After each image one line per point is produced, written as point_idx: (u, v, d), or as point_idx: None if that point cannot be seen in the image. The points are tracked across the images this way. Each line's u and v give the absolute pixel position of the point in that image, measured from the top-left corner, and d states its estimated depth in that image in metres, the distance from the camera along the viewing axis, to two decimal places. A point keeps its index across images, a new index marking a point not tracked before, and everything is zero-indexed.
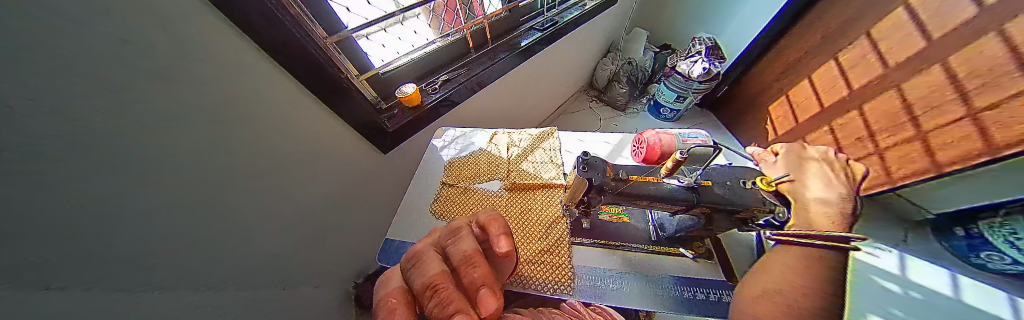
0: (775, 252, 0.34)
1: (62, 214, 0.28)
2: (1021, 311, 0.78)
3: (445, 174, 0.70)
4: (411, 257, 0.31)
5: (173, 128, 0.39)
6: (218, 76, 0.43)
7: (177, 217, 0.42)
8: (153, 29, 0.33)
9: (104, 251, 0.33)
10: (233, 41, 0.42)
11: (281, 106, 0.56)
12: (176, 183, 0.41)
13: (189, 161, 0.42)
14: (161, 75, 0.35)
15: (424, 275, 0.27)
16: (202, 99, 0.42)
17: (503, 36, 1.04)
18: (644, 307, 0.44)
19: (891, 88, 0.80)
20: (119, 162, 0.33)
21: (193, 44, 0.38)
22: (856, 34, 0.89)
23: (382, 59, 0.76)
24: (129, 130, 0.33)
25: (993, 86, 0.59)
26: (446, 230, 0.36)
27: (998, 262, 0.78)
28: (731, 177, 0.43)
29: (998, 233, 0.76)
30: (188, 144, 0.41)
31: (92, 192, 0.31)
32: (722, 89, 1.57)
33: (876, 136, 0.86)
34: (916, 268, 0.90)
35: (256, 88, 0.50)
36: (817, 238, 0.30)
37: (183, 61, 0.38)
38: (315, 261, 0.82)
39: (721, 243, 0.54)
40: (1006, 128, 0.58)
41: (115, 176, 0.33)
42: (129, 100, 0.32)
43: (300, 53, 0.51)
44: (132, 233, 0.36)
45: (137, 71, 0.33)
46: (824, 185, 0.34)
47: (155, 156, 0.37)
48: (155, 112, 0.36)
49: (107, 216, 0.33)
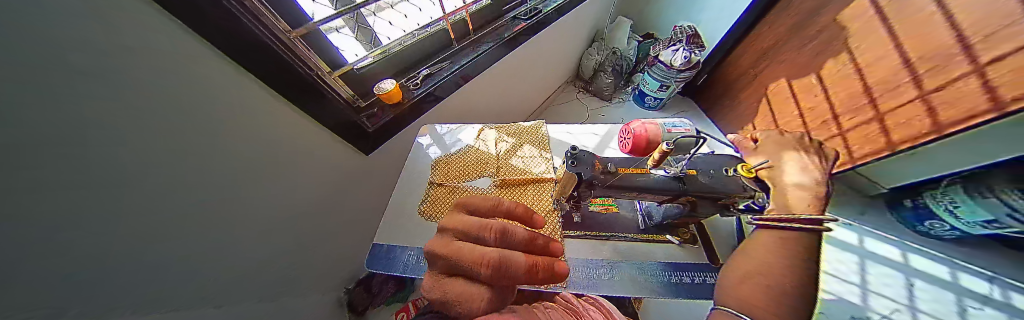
0: (756, 236, 0.34)
1: (39, 229, 0.26)
2: (954, 270, 0.92)
3: (432, 173, 0.68)
4: (490, 269, 0.21)
5: (144, 139, 0.35)
6: (189, 90, 0.39)
7: (148, 234, 0.39)
8: (130, 53, 0.30)
9: (68, 275, 0.30)
10: (207, 55, 0.39)
11: (260, 114, 0.52)
12: (154, 190, 0.38)
13: (165, 169, 0.39)
14: (129, 86, 0.31)
15: (526, 267, 0.21)
16: (173, 110, 0.37)
17: (486, 27, 1.01)
18: (634, 294, 0.45)
19: (853, 74, 0.86)
20: (90, 169, 0.30)
21: (175, 62, 0.36)
22: (824, 20, 0.92)
23: (357, 53, 0.69)
24: (102, 139, 0.30)
25: (941, 69, 0.65)
26: (475, 226, 0.25)
27: (939, 229, 0.92)
28: (715, 166, 0.45)
29: (936, 200, 0.88)
30: (167, 146, 0.38)
31: (66, 203, 0.28)
32: (702, 78, 1.60)
33: (840, 117, 0.92)
34: (873, 238, 1.01)
35: (233, 98, 0.46)
36: (796, 222, 0.31)
37: (145, 68, 0.32)
38: (301, 269, 0.78)
39: (704, 227, 0.56)
40: (951, 108, 0.64)
41: (87, 195, 0.30)
42: (105, 107, 0.29)
43: (276, 60, 0.48)
44: (101, 252, 0.33)
45: (103, 85, 0.29)
46: (800, 170, 0.35)
47: (122, 171, 0.33)
48: (127, 123, 0.32)
49: (76, 240, 0.30)
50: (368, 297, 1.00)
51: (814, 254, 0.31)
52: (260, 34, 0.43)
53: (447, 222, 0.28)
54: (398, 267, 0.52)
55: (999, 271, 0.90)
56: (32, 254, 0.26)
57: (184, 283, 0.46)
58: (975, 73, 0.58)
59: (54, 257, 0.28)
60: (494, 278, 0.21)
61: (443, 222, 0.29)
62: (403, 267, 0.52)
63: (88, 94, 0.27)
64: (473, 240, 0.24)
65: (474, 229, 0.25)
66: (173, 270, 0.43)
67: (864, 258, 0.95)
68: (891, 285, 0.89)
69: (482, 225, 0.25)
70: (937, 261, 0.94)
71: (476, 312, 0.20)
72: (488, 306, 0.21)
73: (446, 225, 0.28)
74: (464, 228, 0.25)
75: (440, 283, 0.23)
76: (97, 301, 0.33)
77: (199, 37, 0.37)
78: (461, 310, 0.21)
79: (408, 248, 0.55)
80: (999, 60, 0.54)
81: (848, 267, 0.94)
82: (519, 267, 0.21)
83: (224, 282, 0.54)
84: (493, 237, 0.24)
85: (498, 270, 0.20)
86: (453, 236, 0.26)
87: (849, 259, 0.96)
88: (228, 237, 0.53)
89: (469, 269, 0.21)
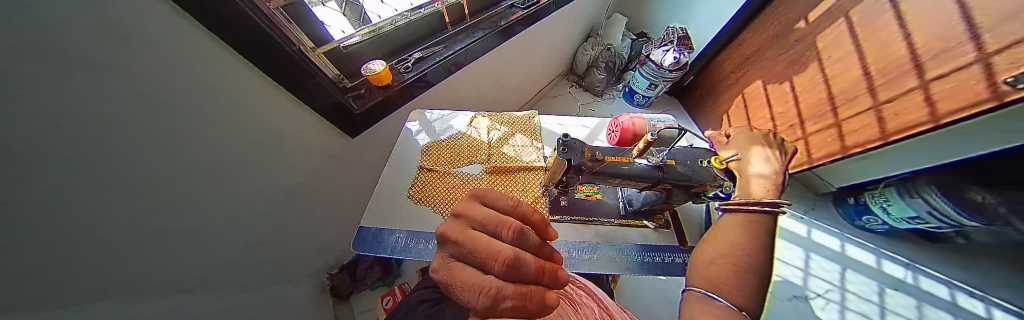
0: (725, 220, 0.37)
1: (18, 206, 0.25)
2: (885, 259, 1.08)
3: (422, 159, 0.67)
4: (507, 265, 0.21)
5: (121, 115, 0.33)
6: (163, 65, 0.36)
7: (129, 217, 0.37)
8: (88, 18, 0.27)
9: (47, 260, 0.28)
10: (180, 26, 0.36)
11: (241, 94, 0.49)
12: (135, 171, 0.36)
13: (141, 145, 0.36)
14: (92, 56, 0.28)
15: (538, 268, 0.22)
16: (147, 87, 0.35)
17: (482, 13, 0.98)
18: (611, 271, 0.49)
19: (821, 83, 0.93)
20: (66, 145, 0.28)
21: (142, 31, 0.33)
22: (804, 34, 0.97)
23: (343, 29, 0.65)
24: (69, 106, 0.27)
25: (893, 83, 0.73)
26: (493, 220, 0.26)
27: (873, 223, 1.08)
28: (691, 156, 0.47)
29: (876, 200, 1.03)
30: (146, 126, 0.36)
31: (35, 174, 0.26)
32: (687, 79, 1.66)
33: (805, 123, 1.00)
34: (820, 233, 1.17)
35: (209, 76, 0.43)
36: (759, 204, 0.34)
37: (105, 35, 0.29)
38: (284, 253, 0.76)
39: (678, 214, 0.60)
40: (895, 117, 0.73)
41: (65, 175, 0.28)
42: (68, 71, 0.26)
43: (257, 35, 0.44)
44: (82, 236, 0.32)
45: (68, 53, 0.26)
46: (763, 162, 0.38)
47: (101, 151, 0.32)
48: (96, 97, 0.30)
49: (55, 221, 0.29)
50: (352, 284, 0.99)
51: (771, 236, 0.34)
52: (238, 2, 0.39)
53: (463, 209, 0.28)
54: (387, 248, 0.52)
55: (917, 260, 1.07)
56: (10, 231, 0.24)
57: (164, 269, 0.44)
58: (920, 89, 0.67)
59: (25, 231, 0.26)
60: (506, 274, 0.21)
61: (458, 212, 0.29)
62: (392, 249, 0.52)
63: (52, 65, 0.25)
64: (488, 234, 0.25)
65: (490, 224, 0.25)
66: (155, 255, 0.42)
67: (807, 249, 1.14)
68: (825, 271, 1.08)
69: (501, 222, 0.25)
70: (871, 251, 1.10)
71: (480, 305, 0.19)
72: (492, 301, 0.19)
73: (460, 214, 0.28)
74: (479, 220, 0.26)
75: (451, 269, 0.23)
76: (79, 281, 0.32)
77: None
78: (468, 297, 0.20)
79: (397, 231, 0.55)
80: (942, 77, 0.63)
81: (791, 256, 1.13)
82: (532, 267, 0.21)
83: (208, 266, 0.52)
84: (509, 236, 0.24)
85: (515, 266, 0.21)
86: (467, 226, 0.26)
87: (793, 249, 1.14)
88: (210, 220, 0.51)
89: (483, 260, 0.21)
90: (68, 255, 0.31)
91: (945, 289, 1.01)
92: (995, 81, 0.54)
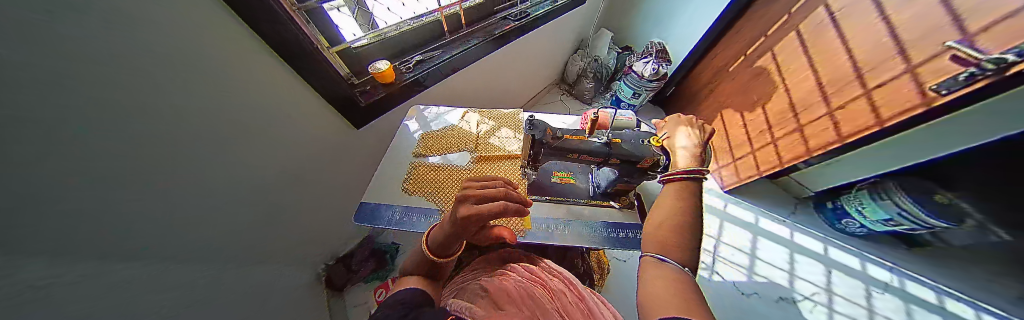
0: (664, 191, 0.42)
1: (83, 144, 0.30)
2: (869, 261, 1.13)
3: (417, 145, 0.74)
4: None
5: (161, 80, 0.39)
6: (196, 45, 0.43)
7: (165, 176, 0.43)
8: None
9: (109, 201, 0.34)
10: (214, 14, 0.44)
11: (260, 78, 0.56)
12: (168, 134, 0.42)
13: (176, 111, 0.42)
14: (141, 26, 0.35)
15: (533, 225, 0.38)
16: (183, 61, 0.41)
17: (477, 24, 1.09)
18: (578, 244, 0.55)
19: (782, 91, 1.02)
20: (115, 98, 0.33)
21: (182, 15, 0.39)
22: (764, 48, 1.09)
23: (354, 33, 0.75)
24: (121, 65, 0.33)
25: (841, 91, 0.82)
26: (495, 209, 0.37)
27: (852, 227, 1.12)
28: (636, 137, 0.54)
29: (849, 201, 1.06)
30: (181, 93, 0.42)
31: (97, 120, 0.31)
32: (669, 90, 1.77)
33: (773, 129, 1.07)
34: (806, 235, 1.22)
35: (234, 59, 0.50)
36: (685, 172, 0.41)
37: (152, 11, 0.35)
38: (289, 236, 0.82)
39: (640, 196, 0.67)
40: (850, 122, 0.80)
41: (116, 126, 0.34)
42: (126, 42, 0.33)
43: (275, 28, 0.52)
44: (135, 185, 0.37)
45: (121, 19, 0.32)
46: (686, 137, 0.44)
47: (145, 110, 0.37)
48: (140, 61, 0.35)
49: (111, 165, 0.34)
50: (346, 274, 1.01)
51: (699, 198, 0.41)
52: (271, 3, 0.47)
53: (468, 212, 0.37)
54: (383, 220, 0.58)
55: (901, 264, 1.11)
56: (78, 164, 0.30)
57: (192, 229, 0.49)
58: (865, 96, 0.75)
59: (92, 169, 0.32)
60: None
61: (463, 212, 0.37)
62: (388, 221, 0.58)
63: (106, 25, 0.30)
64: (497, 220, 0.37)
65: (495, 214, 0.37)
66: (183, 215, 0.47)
67: (795, 250, 1.18)
68: (812, 273, 1.11)
69: (501, 210, 0.37)
70: (857, 255, 1.15)
71: None
72: None
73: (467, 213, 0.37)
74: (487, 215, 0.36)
75: None
76: (124, 224, 0.37)
77: None
78: None
79: (393, 206, 0.61)
80: (882, 86, 0.71)
81: (778, 257, 1.17)
82: None
83: (224, 234, 0.57)
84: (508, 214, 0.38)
85: None
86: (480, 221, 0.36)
87: (781, 250, 1.18)
88: (225, 191, 0.56)
89: None
90: (119, 200, 0.36)
91: (933, 292, 1.04)
92: (926, 89, 0.62)
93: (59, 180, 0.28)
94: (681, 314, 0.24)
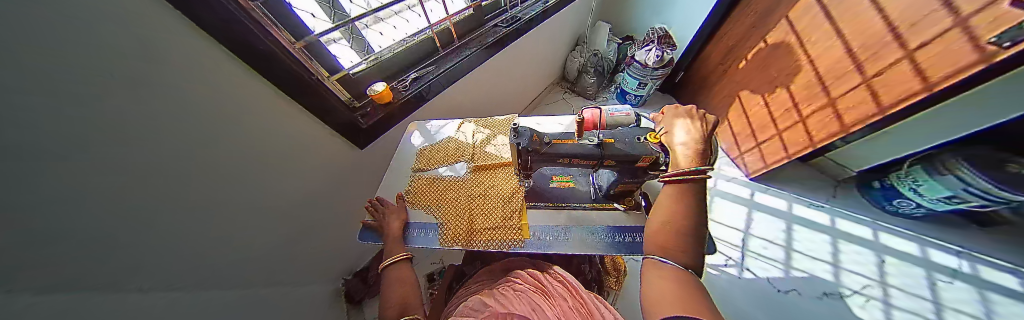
0: (664, 192, 0.40)
1: (80, 199, 0.32)
2: (925, 245, 1.07)
3: (416, 161, 0.76)
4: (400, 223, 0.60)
5: (165, 131, 0.42)
6: (203, 93, 0.46)
7: (166, 218, 0.45)
8: (149, 59, 0.36)
9: (99, 251, 0.36)
10: (226, 64, 0.48)
11: (267, 115, 0.60)
12: (172, 179, 0.45)
13: (181, 156, 0.45)
14: (149, 86, 0.37)
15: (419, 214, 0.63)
16: (189, 109, 0.44)
17: (470, 34, 1.09)
18: (581, 252, 0.54)
19: (805, 62, 0.92)
20: (119, 155, 0.36)
21: (193, 68, 0.43)
22: (778, 19, 1.00)
23: (352, 60, 0.78)
24: (127, 126, 0.36)
25: (876, 57, 0.73)
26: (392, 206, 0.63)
27: (908, 207, 1.05)
28: (631, 135, 0.51)
29: (903, 180, 1.01)
30: (185, 140, 0.45)
31: (97, 175, 0.34)
32: (679, 75, 1.68)
33: (800, 106, 0.97)
34: (848, 221, 1.16)
35: (240, 100, 0.53)
36: (686, 172, 0.37)
37: (161, 72, 0.38)
38: (299, 255, 0.86)
39: (648, 194, 0.65)
40: (891, 90, 0.71)
41: (118, 181, 0.37)
42: (135, 103, 0.36)
43: (280, 66, 0.55)
44: (127, 232, 0.40)
45: (129, 84, 0.35)
46: (685, 133, 0.41)
47: (146, 161, 0.40)
48: (145, 119, 0.38)
49: (107, 217, 0.36)
50: (365, 287, 1.07)
51: (700, 197, 0.38)
52: (260, 43, 0.49)
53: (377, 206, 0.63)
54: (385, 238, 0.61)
55: (967, 247, 1.05)
56: (69, 221, 0.32)
57: (190, 265, 0.51)
58: (905, 60, 0.66)
59: (84, 222, 0.34)
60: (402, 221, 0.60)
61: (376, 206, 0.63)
62: None
63: (111, 92, 0.33)
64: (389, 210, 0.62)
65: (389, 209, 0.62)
66: (182, 252, 0.49)
67: (837, 238, 1.12)
68: (859, 261, 1.06)
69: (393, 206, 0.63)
70: (911, 240, 1.09)
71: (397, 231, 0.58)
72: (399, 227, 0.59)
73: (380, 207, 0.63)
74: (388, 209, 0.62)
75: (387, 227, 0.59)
76: (115, 271, 0.39)
77: (208, 39, 0.43)
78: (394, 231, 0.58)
79: None
80: (923, 46, 0.62)
81: (818, 245, 1.11)
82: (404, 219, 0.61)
83: (228, 262, 0.60)
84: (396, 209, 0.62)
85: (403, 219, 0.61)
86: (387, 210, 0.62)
87: (820, 238, 1.13)
88: (231, 223, 0.59)
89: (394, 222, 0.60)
90: (114, 248, 0.38)
91: (1012, 278, 0.97)
92: (982, 43, 0.53)
93: (55, 236, 0.30)
94: (680, 313, 0.26)
